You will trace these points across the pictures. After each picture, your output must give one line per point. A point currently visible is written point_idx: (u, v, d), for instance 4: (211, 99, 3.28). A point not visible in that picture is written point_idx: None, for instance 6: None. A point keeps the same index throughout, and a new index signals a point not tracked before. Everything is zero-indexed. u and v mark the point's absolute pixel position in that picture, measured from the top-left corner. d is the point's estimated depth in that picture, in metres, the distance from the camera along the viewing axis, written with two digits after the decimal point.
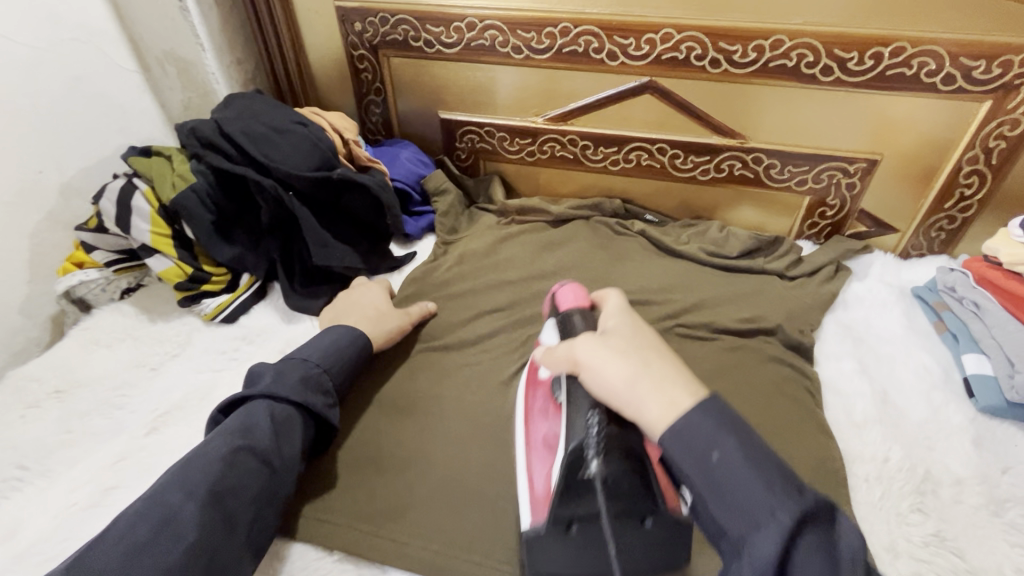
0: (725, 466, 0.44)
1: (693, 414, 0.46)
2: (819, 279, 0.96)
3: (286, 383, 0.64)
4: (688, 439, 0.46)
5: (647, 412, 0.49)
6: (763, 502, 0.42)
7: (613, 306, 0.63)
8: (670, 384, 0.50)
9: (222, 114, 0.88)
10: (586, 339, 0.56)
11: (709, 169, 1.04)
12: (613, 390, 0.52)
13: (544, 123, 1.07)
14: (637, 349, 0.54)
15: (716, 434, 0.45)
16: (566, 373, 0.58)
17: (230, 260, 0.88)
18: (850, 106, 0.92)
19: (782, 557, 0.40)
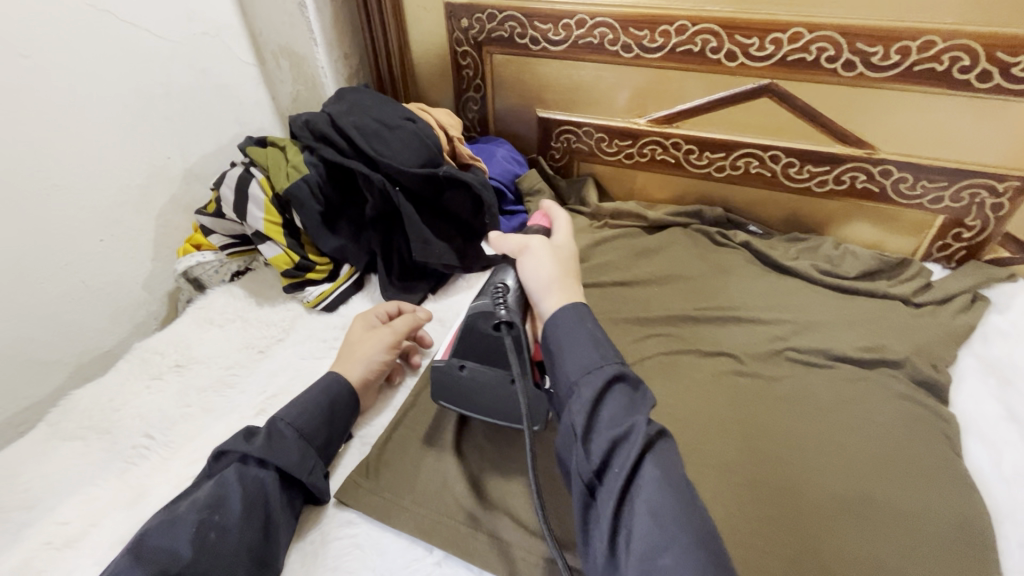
0: (577, 332, 0.57)
1: (568, 310, 0.59)
2: (953, 308, 0.86)
3: (259, 444, 0.60)
4: (561, 319, 0.58)
5: (546, 303, 0.61)
6: (596, 360, 0.54)
7: (562, 225, 0.75)
8: (574, 293, 0.62)
9: (335, 108, 0.91)
10: (539, 240, 0.68)
11: (828, 180, 0.96)
12: (531, 278, 0.64)
13: (647, 125, 1.03)
14: (563, 261, 0.66)
15: (578, 318, 0.58)
16: (510, 253, 0.70)
17: (333, 250, 0.90)
18: (1006, 117, 0.82)
19: (598, 398, 0.52)
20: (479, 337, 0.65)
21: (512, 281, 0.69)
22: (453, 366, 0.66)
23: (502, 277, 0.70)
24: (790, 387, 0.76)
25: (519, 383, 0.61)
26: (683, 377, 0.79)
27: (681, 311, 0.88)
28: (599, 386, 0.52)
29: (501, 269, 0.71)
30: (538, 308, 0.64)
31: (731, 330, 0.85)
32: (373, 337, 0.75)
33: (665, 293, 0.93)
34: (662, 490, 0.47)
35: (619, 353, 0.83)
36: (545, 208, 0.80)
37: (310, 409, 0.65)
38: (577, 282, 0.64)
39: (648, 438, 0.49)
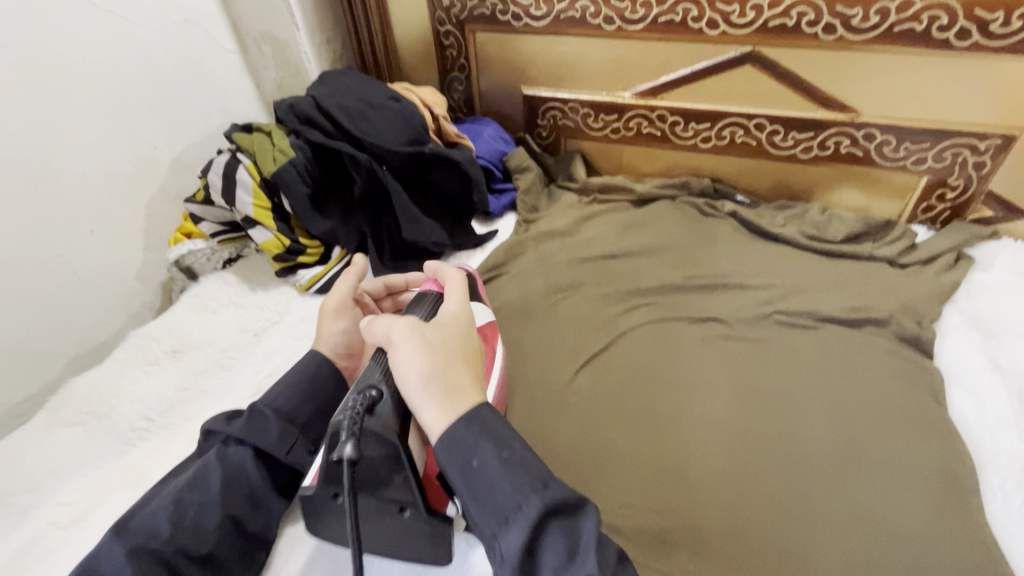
0: (482, 470, 0.44)
1: (458, 424, 0.46)
2: (937, 267, 0.88)
3: (237, 426, 0.59)
4: (456, 444, 0.45)
5: (425, 416, 0.47)
6: (510, 497, 0.44)
7: (455, 285, 0.61)
8: (460, 386, 0.49)
9: (319, 90, 0.91)
10: (405, 320, 0.52)
11: (812, 146, 0.97)
12: (403, 378, 0.48)
13: (631, 98, 1.03)
14: (442, 340, 0.51)
15: (477, 441, 0.45)
16: (380, 346, 0.54)
17: (324, 233, 0.90)
18: (986, 75, 0.82)
19: (529, 549, 0.43)
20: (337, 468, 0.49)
21: (349, 444, 0.44)
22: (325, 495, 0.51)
23: (368, 373, 0.52)
24: (780, 348, 0.78)
25: (410, 512, 0.51)
26: (673, 343, 0.80)
27: (670, 280, 0.89)
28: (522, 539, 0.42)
29: (373, 359, 0.54)
30: (420, 423, 0.49)
31: (719, 297, 0.86)
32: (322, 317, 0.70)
33: (655, 264, 0.94)
34: (571, 571, 0.42)
35: (610, 324, 0.84)
36: (433, 271, 0.66)
37: (288, 389, 0.62)
38: (467, 377, 0.50)
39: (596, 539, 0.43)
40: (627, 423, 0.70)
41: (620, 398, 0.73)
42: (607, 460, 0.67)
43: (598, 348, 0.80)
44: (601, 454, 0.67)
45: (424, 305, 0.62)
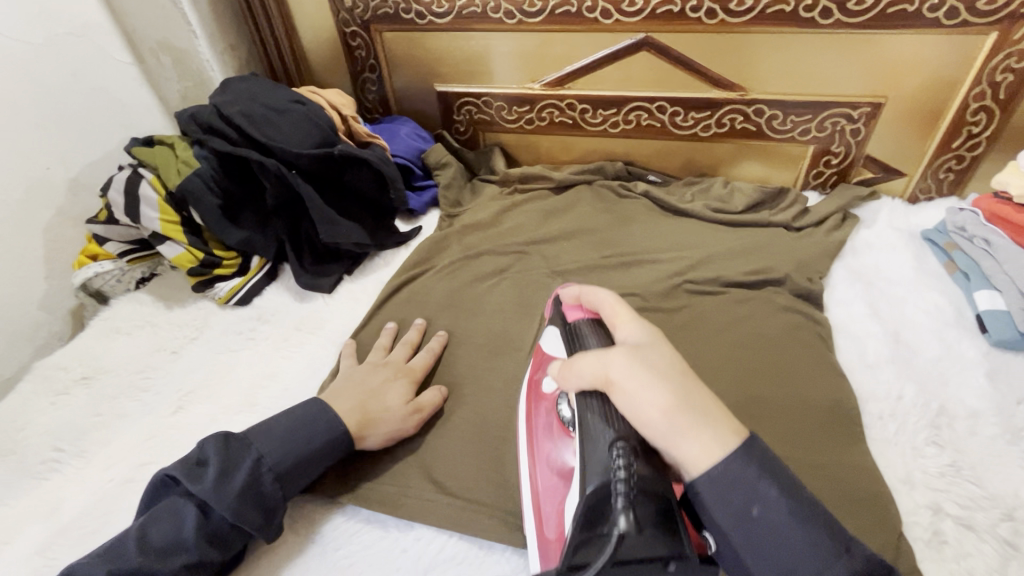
0: (769, 525, 0.40)
1: (732, 461, 0.41)
2: (826, 228, 0.95)
3: (226, 492, 0.55)
4: (728, 477, 0.41)
5: (686, 450, 0.42)
6: (814, 565, 0.38)
7: (614, 309, 0.55)
8: (720, 425, 0.43)
9: (221, 98, 0.89)
10: (618, 353, 0.47)
11: (711, 124, 1.03)
12: (642, 420, 0.44)
13: (542, 89, 1.07)
14: (679, 379, 0.45)
15: (756, 480, 0.41)
16: (590, 389, 0.48)
17: (239, 244, 0.89)
18: (852, 48, 0.90)
19: None
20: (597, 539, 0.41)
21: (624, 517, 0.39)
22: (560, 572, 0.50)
23: (593, 430, 0.45)
24: (689, 315, 0.83)
25: (676, 566, 0.41)
26: None
27: (588, 261, 0.93)
28: (724, 492, 0.41)
29: (585, 413, 0.47)
30: (668, 457, 0.44)
31: (634, 273, 0.91)
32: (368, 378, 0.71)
33: (575, 246, 0.97)
34: None
35: (533, 307, 0.87)
36: (575, 298, 0.60)
37: (291, 454, 0.60)
38: (711, 411, 0.44)
39: None
40: None
41: None
42: None
43: (523, 331, 0.83)
44: None
45: (584, 330, 0.55)
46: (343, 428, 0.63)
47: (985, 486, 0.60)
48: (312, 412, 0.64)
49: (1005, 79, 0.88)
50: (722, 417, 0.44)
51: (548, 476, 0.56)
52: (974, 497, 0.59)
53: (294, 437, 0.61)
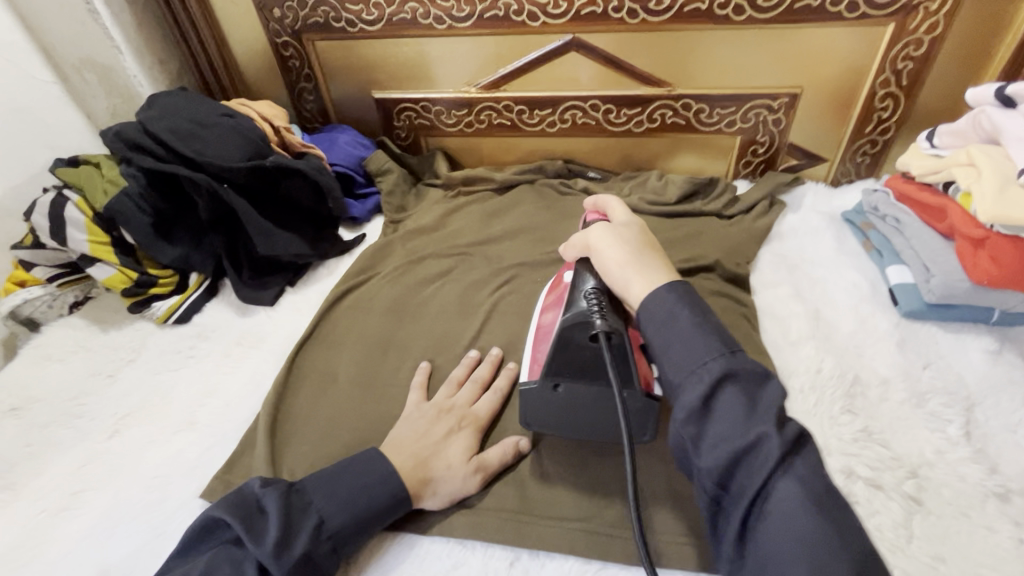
0: (722, 408, 0.47)
1: (714, 359, 0.49)
2: (755, 215, 1.00)
3: (282, 554, 0.52)
4: (694, 366, 0.49)
5: (632, 290, 0.57)
6: (747, 431, 0.45)
7: (615, 208, 0.70)
8: (659, 271, 0.57)
9: (146, 114, 0.87)
10: (597, 228, 0.64)
11: (642, 120, 1.07)
12: (607, 273, 0.60)
13: (477, 92, 1.08)
14: (631, 235, 0.63)
15: (719, 376, 0.48)
16: (579, 258, 0.66)
17: (175, 261, 0.88)
18: (766, 42, 0.95)
19: (760, 490, 0.44)
20: (576, 352, 0.59)
21: (614, 369, 0.54)
22: (545, 385, 0.60)
23: (581, 287, 0.62)
24: None
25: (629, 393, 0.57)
26: (534, 315, 0.86)
27: (529, 259, 0.95)
28: (708, 394, 0.48)
29: (578, 271, 0.64)
30: (629, 303, 0.58)
31: None
32: (437, 424, 0.66)
33: (517, 245, 0.99)
34: (748, 429, 0.45)
35: (477, 307, 0.88)
36: (592, 205, 0.73)
37: (354, 512, 0.58)
38: (649, 250, 0.61)
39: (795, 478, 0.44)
40: None
41: None
42: None
43: (467, 332, 0.84)
44: None
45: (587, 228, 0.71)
46: (403, 492, 0.60)
47: (892, 447, 0.65)
48: (371, 458, 0.61)
49: (906, 66, 0.94)
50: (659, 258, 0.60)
51: (544, 320, 0.65)
52: (883, 458, 0.63)
53: (364, 488, 0.59)
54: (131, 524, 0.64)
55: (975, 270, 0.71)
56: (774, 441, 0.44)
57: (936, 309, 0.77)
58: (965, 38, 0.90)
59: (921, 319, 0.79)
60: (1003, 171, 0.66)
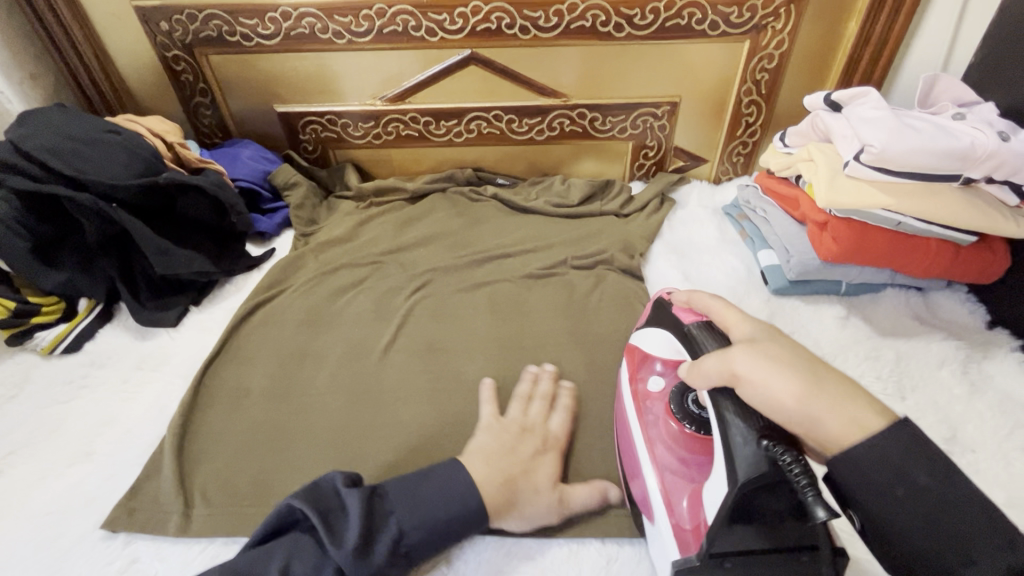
0: (865, 452, 0.43)
1: (846, 407, 0.44)
2: (648, 211, 1.09)
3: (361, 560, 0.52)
4: (849, 424, 0.44)
5: (826, 426, 0.44)
6: (901, 469, 0.42)
7: (720, 310, 0.58)
8: (840, 389, 0.46)
9: (17, 132, 0.81)
10: (738, 349, 0.49)
11: (543, 128, 1.14)
12: (777, 408, 0.46)
13: (384, 104, 1.10)
14: (761, 343, 0.51)
15: (859, 416, 0.44)
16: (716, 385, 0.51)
17: (60, 286, 0.82)
18: (647, 57, 1.05)
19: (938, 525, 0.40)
20: (758, 512, 0.47)
21: (820, 506, 0.40)
22: (710, 561, 0.48)
23: (733, 424, 0.47)
24: (536, 300, 0.91)
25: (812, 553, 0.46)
26: (450, 316, 0.89)
27: (442, 263, 0.98)
28: (843, 440, 0.43)
29: (721, 407, 0.49)
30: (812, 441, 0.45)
31: (487, 268, 0.98)
32: (523, 439, 0.66)
33: (431, 251, 1.02)
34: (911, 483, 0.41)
35: (392, 313, 0.90)
36: (685, 300, 0.63)
37: (429, 522, 0.56)
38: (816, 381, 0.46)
39: (959, 506, 0.40)
40: (409, 396, 0.77)
41: (402, 375, 0.80)
42: (389, 436, 0.73)
43: (383, 338, 0.86)
44: (382, 434, 0.73)
45: (693, 338, 0.57)
46: (481, 504, 0.58)
47: None
48: (449, 471, 0.60)
49: (763, 77, 1.07)
50: (817, 365, 0.48)
51: (673, 477, 0.57)
52: None
53: (441, 498, 0.58)
54: (21, 565, 0.60)
55: (821, 248, 0.83)
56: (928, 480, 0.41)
57: (796, 285, 0.89)
58: (807, 53, 1.05)
59: (787, 295, 0.90)
60: (833, 164, 0.79)
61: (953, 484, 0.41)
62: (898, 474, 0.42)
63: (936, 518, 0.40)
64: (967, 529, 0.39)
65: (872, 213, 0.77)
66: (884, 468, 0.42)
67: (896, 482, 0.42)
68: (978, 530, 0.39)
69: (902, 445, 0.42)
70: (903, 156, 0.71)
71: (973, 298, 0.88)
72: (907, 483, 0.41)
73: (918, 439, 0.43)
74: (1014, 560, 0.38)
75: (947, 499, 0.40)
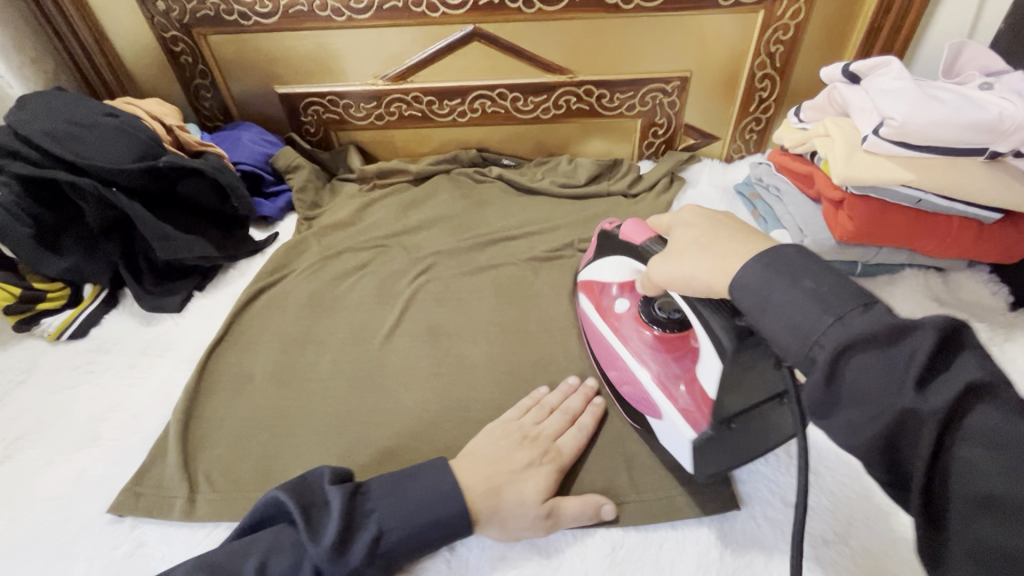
0: (780, 295, 0.41)
1: (758, 268, 0.43)
2: (657, 191, 1.06)
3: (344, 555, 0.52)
4: (746, 280, 0.44)
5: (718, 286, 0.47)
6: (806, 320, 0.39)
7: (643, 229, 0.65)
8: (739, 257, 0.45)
9: (16, 117, 0.80)
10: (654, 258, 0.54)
11: (549, 106, 1.11)
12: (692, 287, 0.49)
13: (385, 84, 1.08)
14: (688, 232, 0.52)
15: (765, 277, 0.42)
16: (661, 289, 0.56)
17: (64, 273, 0.82)
18: (656, 30, 1.01)
19: (834, 367, 0.37)
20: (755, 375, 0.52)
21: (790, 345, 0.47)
22: (721, 426, 0.54)
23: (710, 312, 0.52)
24: (542, 283, 0.90)
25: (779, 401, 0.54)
26: (454, 300, 0.88)
27: (446, 246, 0.97)
28: (756, 279, 0.43)
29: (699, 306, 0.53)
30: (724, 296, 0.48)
31: (492, 251, 0.96)
32: (526, 450, 0.62)
33: (435, 234, 1.00)
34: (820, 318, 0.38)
35: (396, 297, 0.89)
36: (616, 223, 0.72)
37: (413, 528, 0.55)
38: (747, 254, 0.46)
39: (866, 335, 0.36)
40: (413, 380, 0.77)
41: (406, 360, 0.79)
42: (393, 421, 0.72)
43: (386, 322, 0.85)
44: (385, 419, 0.72)
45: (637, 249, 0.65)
46: (468, 510, 0.56)
47: None
48: (437, 473, 0.59)
49: (778, 49, 1.03)
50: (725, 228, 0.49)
51: (665, 373, 0.61)
52: None
53: (430, 501, 0.56)
54: (32, 549, 0.60)
55: (836, 229, 0.80)
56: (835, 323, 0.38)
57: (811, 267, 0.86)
58: (825, 22, 1.00)
59: None
60: (851, 138, 0.76)
61: (850, 313, 0.38)
62: (778, 291, 0.41)
63: (835, 375, 0.37)
64: (827, 316, 0.38)
65: (893, 189, 0.74)
66: (775, 275, 0.42)
67: (799, 323, 0.39)
68: (828, 306, 0.38)
69: (806, 292, 0.40)
70: (926, 129, 0.68)
71: (996, 279, 0.84)
72: (773, 303, 0.41)
73: (771, 259, 0.43)
74: (846, 331, 0.37)
75: (821, 294, 0.39)
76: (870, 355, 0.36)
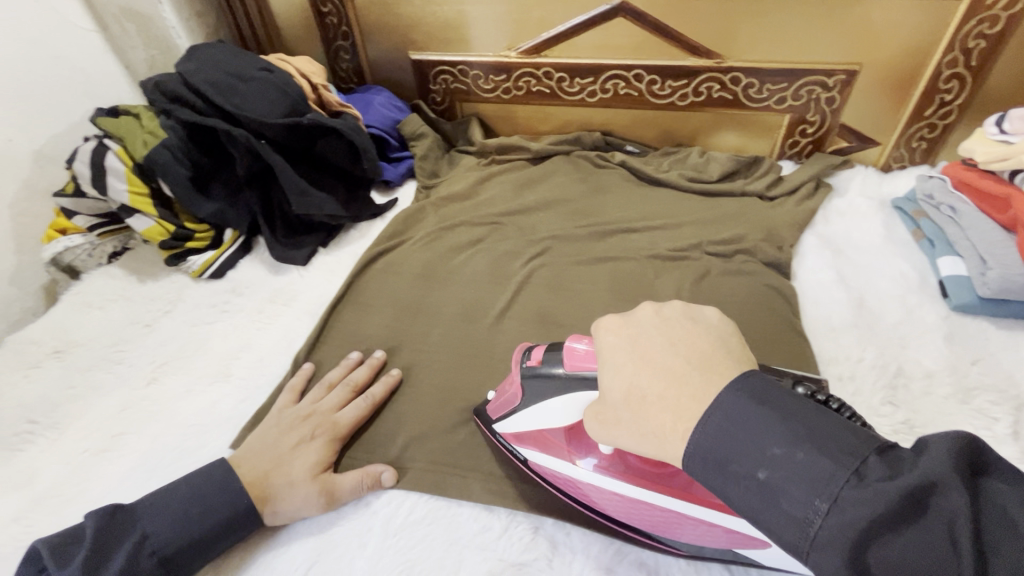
0: (769, 470, 0.33)
1: (732, 404, 0.35)
2: (799, 197, 0.96)
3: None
4: (710, 445, 0.35)
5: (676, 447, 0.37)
6: (801, 506, 0.31)
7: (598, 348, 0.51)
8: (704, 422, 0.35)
9: (186, 66, 0.86)
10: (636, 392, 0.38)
11: (688, 93, 1.03)
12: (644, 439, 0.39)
13: (518, 57, 1.05)
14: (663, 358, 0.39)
15: (746, 432, 0.34)
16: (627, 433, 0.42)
17: (211, 216, 0.88)
18: (828, 15, 0.89)
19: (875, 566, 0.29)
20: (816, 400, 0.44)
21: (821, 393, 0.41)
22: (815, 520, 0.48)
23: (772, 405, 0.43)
24: (663, 283, 0.84)
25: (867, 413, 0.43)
26: (567, 288, 0.85)
27: (562, 231, 0.93)
28: (724, 440, 0.35)
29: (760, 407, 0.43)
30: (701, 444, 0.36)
31: (611, 242, 0.92)
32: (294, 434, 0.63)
33: (552, 217, 0.97)
34: (822, 503, 0.31)
35: (509, 278, 0.87)
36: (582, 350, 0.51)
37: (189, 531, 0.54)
38: (699, 354, 0.38)
39: (898, 505, 0.29)
40: None
41: (514, 343, 0.78)
42: None
43: (498, 302, 0.83)
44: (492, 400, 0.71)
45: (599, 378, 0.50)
46: (245, 503, 0.56)
47: None
48: (217, 474, 0.58)
49: (977, 45, 0.88)
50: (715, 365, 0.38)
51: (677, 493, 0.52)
52: None
53: (197, 493, 0.56)
54: (169, 470, 0.65)
55: None
56: (829, 505, 0.30)
57: (989, 304, 0.74)
58: None
59: (971, 313, 0.76)
60: None
61: (863, 482, 0.30)
62: (740, 464, 0.34)
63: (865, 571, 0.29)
64: (824, 497, 0.31)
65: None
66: (735, 438, 0.34)
67: (803, 506, 0.31)
68: (824, 481, 0.31)
69: (799, 466, 0.32)
70: None
71: None
72: (747, 481, 0.33)
73: (759, 393, 0.35)
74: (864, 510, 0.29)
75: (810, 461, 0.32)
76: (893, 536, 0.29)
